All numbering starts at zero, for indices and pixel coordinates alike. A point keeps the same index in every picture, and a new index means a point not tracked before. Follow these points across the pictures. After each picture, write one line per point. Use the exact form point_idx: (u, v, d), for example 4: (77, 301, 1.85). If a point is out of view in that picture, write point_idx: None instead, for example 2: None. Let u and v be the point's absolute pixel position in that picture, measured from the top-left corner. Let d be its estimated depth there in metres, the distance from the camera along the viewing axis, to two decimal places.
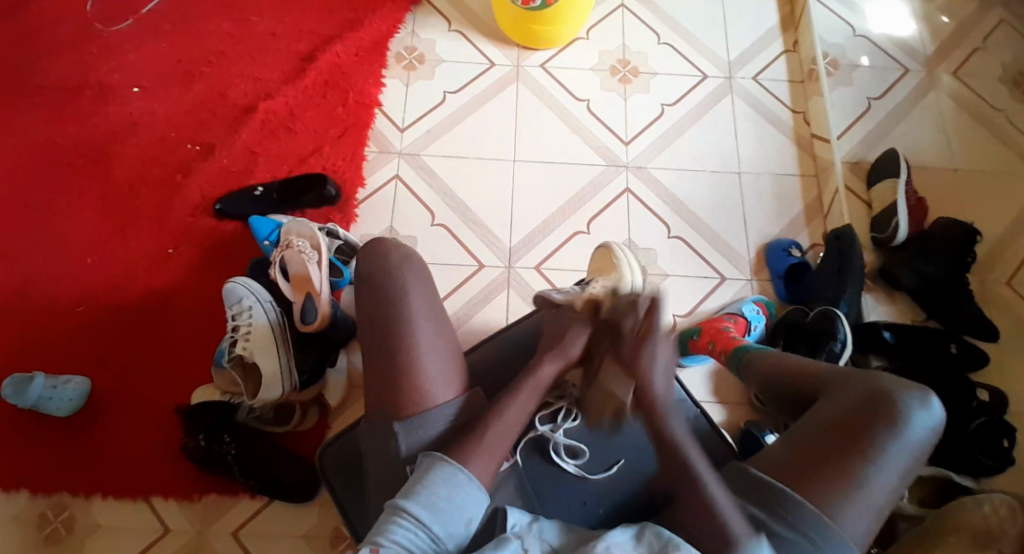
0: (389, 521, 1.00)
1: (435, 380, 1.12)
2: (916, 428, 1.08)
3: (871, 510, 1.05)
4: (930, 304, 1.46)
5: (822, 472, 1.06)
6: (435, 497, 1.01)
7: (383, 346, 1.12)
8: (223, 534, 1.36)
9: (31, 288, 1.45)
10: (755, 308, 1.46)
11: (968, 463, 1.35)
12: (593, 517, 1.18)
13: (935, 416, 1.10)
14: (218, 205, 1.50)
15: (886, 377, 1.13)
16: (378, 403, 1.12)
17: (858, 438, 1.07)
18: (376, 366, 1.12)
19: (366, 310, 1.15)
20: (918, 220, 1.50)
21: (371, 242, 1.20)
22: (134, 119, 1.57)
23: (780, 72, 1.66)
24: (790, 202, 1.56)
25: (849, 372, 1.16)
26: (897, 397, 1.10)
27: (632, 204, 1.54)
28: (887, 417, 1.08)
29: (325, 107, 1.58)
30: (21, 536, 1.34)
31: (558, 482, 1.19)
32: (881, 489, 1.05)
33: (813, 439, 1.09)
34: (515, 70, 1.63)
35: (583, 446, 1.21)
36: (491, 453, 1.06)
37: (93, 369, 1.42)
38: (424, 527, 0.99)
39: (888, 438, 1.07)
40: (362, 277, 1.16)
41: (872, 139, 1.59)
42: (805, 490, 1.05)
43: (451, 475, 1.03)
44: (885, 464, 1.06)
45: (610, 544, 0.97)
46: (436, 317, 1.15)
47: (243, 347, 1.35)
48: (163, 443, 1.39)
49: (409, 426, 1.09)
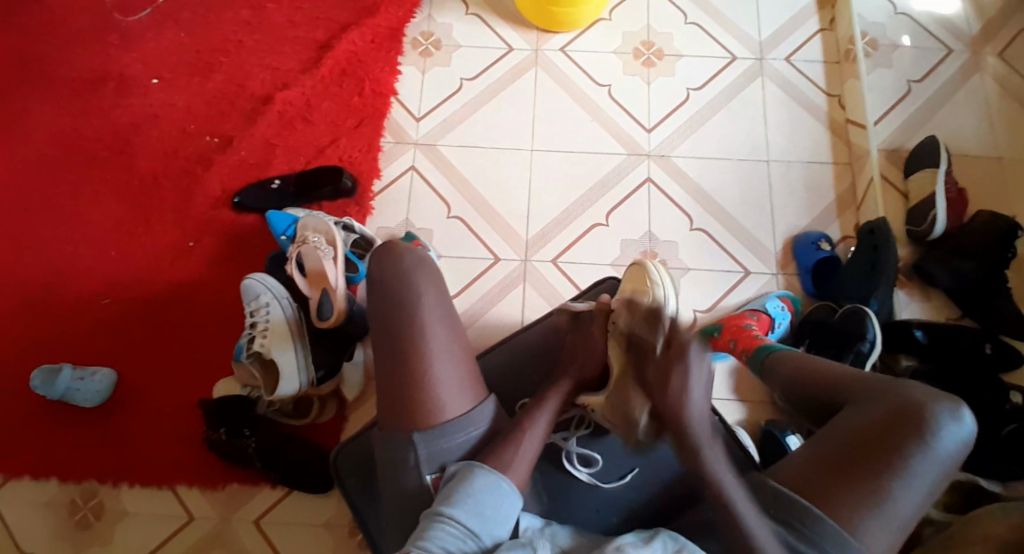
0: (432, 525, 0.97)
1: (448, 385, 1.07)
2: (944, 441, 1.01)
3: (893, 526, 0.98)
4: (966, 300, 1.40)
5: (842, 484, 1.00)
6: (479, 502, 0.99)
7: (398, 350, 1.07)
8: (246, 522, 1.38)
9: (59, 278, 1.48)
10: (779, 304, 1.40)
11: (995, 470, 1.29)
12: (607, 525, 1.16)
13: (966, 429, 1.02)
14: (237, 197, 1.50)
15: (917, 386, 1.05)
16: (392, 407, 1.07)
17: (880, 454, 1.00)
18: (389, 369, 1.07)
19: (379, 314, 1.10)
20: (957, 214, 1.42)
21: (385, 240, 1.14)
22: (155, 111, 1.58)
23: (815, 53, 1.58)
24: (822, 192, 1.49)
25: (875, 381, 1.08)
26: (925, 410, 1.02)
27: (654, 195, 1.49)
28: (917, 431, 1.00)
29: (342, 97, 1.56)
30: (54, 520, 1.38)
31: (567, 492, 1.17)
32: (905, 506, 0.99)
33: (837, 452, 1.02)
34: (534, 54, 1.59)
35: (595, 454, 1.19)
36: (524, 458, 1.05)
37: (118, 361, 1.44)
38: (469, 532, 0.97)
39: (915, 453, 1.00)
40: (373, 280, 1.10)
41: (911, 126, 1.52)
42: (826, 504, 0.99)
43: (491, 481, 1.01)
44: (909, 480, 0.99)
45: (620, 544, 0.95)
46: (451, 323, 1.10)
47: (260, 343, 1.36)
48: (186, 433, 1.41)
49: (431, 436, 1.05)
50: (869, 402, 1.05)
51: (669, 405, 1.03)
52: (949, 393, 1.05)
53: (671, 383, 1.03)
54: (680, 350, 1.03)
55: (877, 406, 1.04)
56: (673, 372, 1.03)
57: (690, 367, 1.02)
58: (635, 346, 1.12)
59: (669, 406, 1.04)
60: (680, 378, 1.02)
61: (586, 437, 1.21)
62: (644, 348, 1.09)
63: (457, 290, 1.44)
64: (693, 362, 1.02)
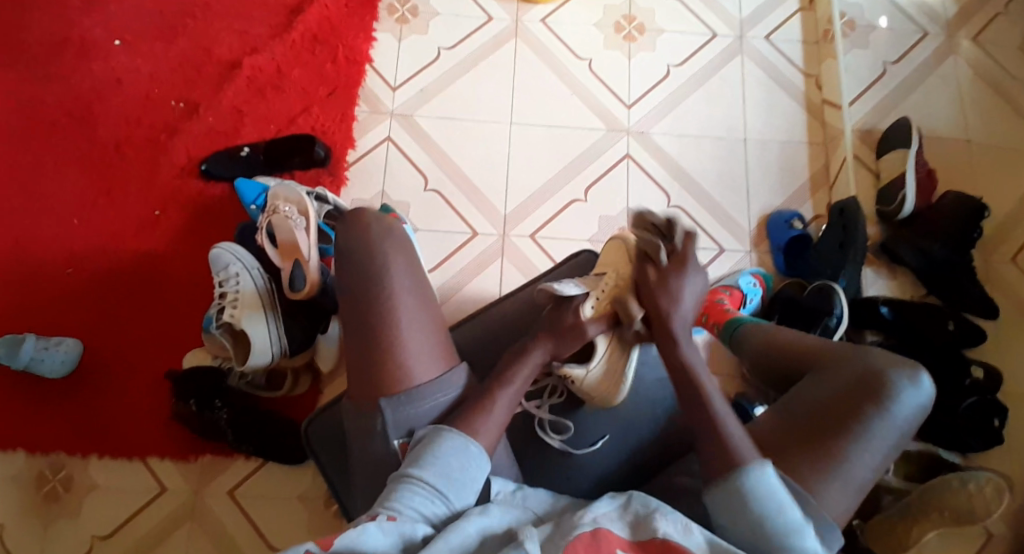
0: (399, 488, 0.94)
1: (419, 356, 1.03)
2: (903, 404, 1.02)
3: (850, 486, 0.99)
4: (930, 280, 1.42)
5: (802, 447, 1.01)
6: (448, 465, 0.96)
7: (364, 318, 1.03)
8: (219, 494, 1.36)
9: (22, 247, 1.43)
10: (751, 281, 1.41)
11: (957, 442, 1.33)
12: (579, 490, 1.13)
13: (924, 393, 1.03)
14: (204, 165, 1.46)
15: (877, 354, 1.07)
16: (359, 375, 1.03)
17: (838, 417, 1.02)
18: (355, 338, 1.04)
19: (346, 285, 1.05)
20: (927, 193, 1.44)
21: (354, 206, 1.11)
22: (119, 75, 1.53)
23: (793, 32, 1.59)
24: (796, 170, 1.51)
25: (838, 350, 1.10)
26: (885, 376, 1.03)
27: (632, 170, 1.49)
28: (874, 396, 1.02)
29: (315, 64, 1.53)
30: (20, 494, 1.35)
31: (544, 462, 1.14)
32: (863, 467, 0.99)
33: (799, 416, 1.04)
34: (514, 25, 1.57)
35: (567, 421, 1.16)
36: (489, 428, 1.00)
37: (83, 332, 1.41)
38: (438, 493, 0.94)
39: (874, 415, 1.01)
40: (342, 251, 1.05)
41: (884, 108, 1.53)
42: (787, 463, 1.00)
43: (461, 446, 0.98)
44: (867, 441, 1.00)
45: (597, 515, 0.93)
46: (421, 292, 1.06)
47: (230, 314, 1.31)
48: (155, 406, 1.39)
49: (397, 402, 1.01)
50: (831, 369, 1.07)
51: (659, 310, 1.08)
52: (909, 360, 1.07)
53: (662, 292, 1.08)
54: (679, 262, 1.08)
55: (839, 374, 1.06)
56: (669, 279, 1.08)
57: (685, 278, 1.08)
58: (640, 254, 1.12)
59: (659, 308, 1.08)
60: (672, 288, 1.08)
61: (559, 405, 1.17)
62: (648, 255, 1.11)
63: (435, 262, 1.43)
64: (688, 277, 1.08)
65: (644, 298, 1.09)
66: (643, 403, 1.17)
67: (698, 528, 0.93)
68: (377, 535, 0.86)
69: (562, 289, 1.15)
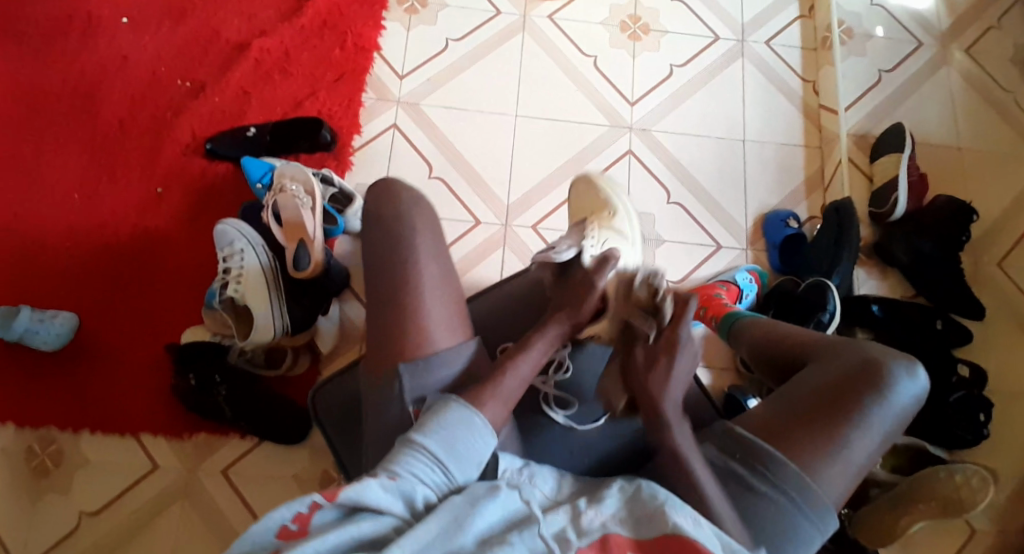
0: (402, 452, 0.94)
1: (438, 324, 1.04)
2: (899, 394, 1.04)
3: (848, 472, 1.01)
4: (920, 281, 1.45)
5: (802, 428, 1.02)
6: (452, 435, 0.95)
7: (386, 285, 1.04)
8: (214, 472, 1.35)
9: (20, 218, 1.43)
10: (748, 276, 1.44)
11: (945, 437, 1.35)
12: (578, 465, 1.14)
13: (920, 385, 1.05)
14: (210, 144, 1.47)
15: (873, 345, 1.08)
16: (375, 341, 1.04)
17: (839, 405, 1.03)
18: (376, 301, 1.05)
19: (371, 251, 1.07)
20: (919, 195, 1.48)
21: (383, 180, 1.12)
22: (123, 51, 1.53)
23: (793, 38, 1.63)
24: (793, 172, 1.54)
25: (837, 342, 1.10)
26: (883, 367, 1.04)
27: (633, 166, 1.52)
28: (873, 386, 1.03)
29: (321, 49, 1.54)
30: (8, 467, 1.33)
31: (549, 434, 1.15)
32: (860, 453, 1.01)
33: (800, 403, 1.05)
34: (521, 20, 1.60)
35: (572, 397, 1.17)
36: (502, 396, 1.00)
37: (80, 306, 1.40)
38: (438, 463, 0.93)
39: (871, 405, 1.03)
40: (370, 216, 1.08)
41: (880, 113, 1.58)
42: (789, 449, 1.02)
43: (466, 418, 0.96)
44: (866, 430, 1.02)
45: (604, 519, 0.93)
46: (443, 264, 1.07)
47: (234, 290, 1.31)
48: (151, 382, 1.38)
49: (415, 369, 1.01)
50: (830, 358, 1.08)
51: (646, 392, 1.03)
52: (905, 352, 1.08)
53: (654, 373, 1.02)
54: (671, 340, 1.02)
55: (838, 363, 1.07)
56: (658, 365, 1.02)
57: (677, 360, 1.02)
58: (629, 330, 1.08)
59: (649, 391, 1.03)
60: (664, 369, 1.02)
61: (566, 381, 1.19)
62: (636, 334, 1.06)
63: None
64: (682, 357, 1.02)
65: (631, 376, 1.05)
66: None
67: (708, 523, 0.94)
68: (379, 493, 0.88)
69: (559, 257, 1.16)
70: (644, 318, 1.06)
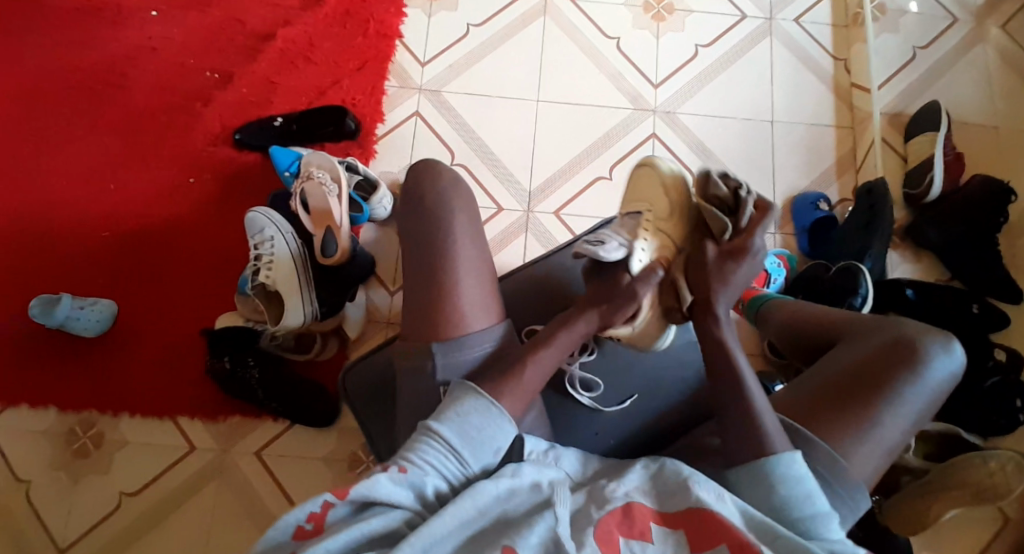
0: (417, 441, 0.95)
1: (473, 306, 1.05)
2: (933, 371, 1.02)
3: (879, 450, 0.99)
4: (955, 264, 1.41)
5: (832, 406, 1.01)
6: (466, 424, 0.96)
7: (423, 265, 1.06)
8: (248, 453, 1.39)
9: (59, 209, 1.48)
10: (776, 261, 1.41)
11: (980, 423, 1.32)
12: (604, 447, 1.15)
13: (955, 361, 1.03)
14: (238, 134, 1.50)
15: (905, 322, 1.07)
16: (412, 320, 1.06)
17: (872, 383, 1.01)
18: (415, 275, 1.06)
19: (407, 233, 1.08)
20: (954, 176, 1.43)
21: (425, 160, 1.13)
22: (153, 43, 1.57)
23: (823, 16, 1.59)
24: (823, 153, 1.51)
25: (869, 319, 1.09)
26: (916, 343, 1.03)
27: (658, 150, 1.51)
28: (906, 362, 1.01)
29: (344, 37, 1.55)
30: (52, 449, 1.39)
31: (569, 416, 1.16)
32: (892, 431, 1.00)
33: (831, 382, 1.03)
34: (543, 3, 1.59)
35: (597, 379, 1.17)
36: (526, 387, 1.01)
37: (117, 294, 1.44)
38: (452, 452, 0.94)
39: (905, 382, 1.01)
40: (408, 195, 1.09)
41: (915, 91, 1.54)
42: (819, 429, 1.00)
43: (482, 407, 0.97)
44: (899, 407, 1.00)
45: (629, 489, 0.94)
46: (477, 245, 1.08)
47: (266, 275, 1.32)
48: (185, 368, 1.42)
49: (449, 348, 1.03)
50: (862, 336, 1.07)
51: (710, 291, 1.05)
52: (939, 329, 1.06)
53: (724, 269, 1.05)
54: (744, 244, 1.06)
55: (870, 341, 1.05)
56: (728, 265, 1.06)
57: (745, 262, 1.06)
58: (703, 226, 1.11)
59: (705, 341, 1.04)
60: (733, 268, 1.05)
61: (589, 362, 1.19)
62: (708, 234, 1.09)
63: None
64: (749, 263, 1.06)
65: (695, 271, 1.07)
66: (670, 364, 1.18)
67: (731, 495, 0.93)
68: (388, 485, 0.89)
69: (605, 255, 1.08)
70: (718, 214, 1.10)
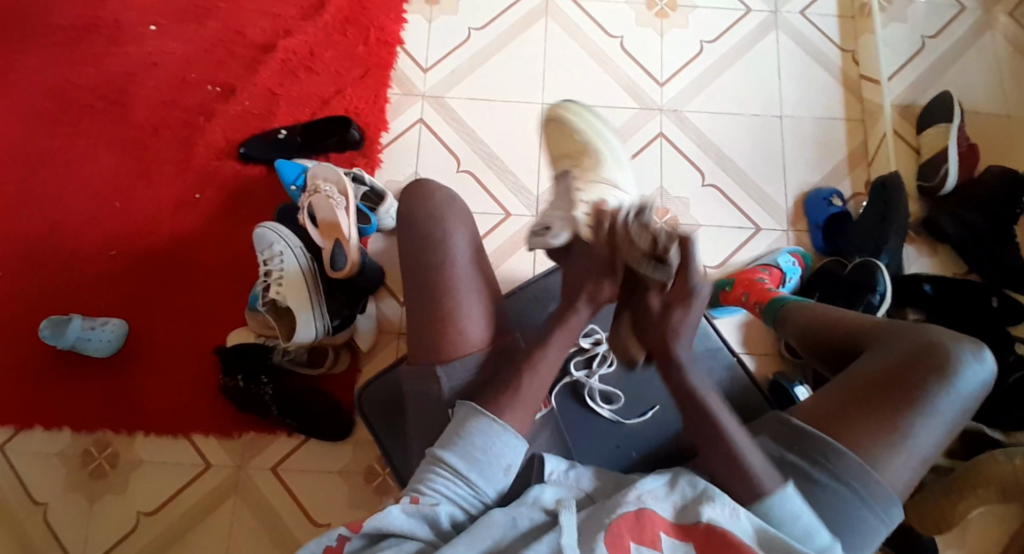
0: (427, 471, 0.96)
1: (477, 321, 1.05)
2: (965, 379, 1.00)
3: (913, 460, 0.98)
4: (970, 256, 1.39)
5: (865, 421, 0.99)
6: (472, 446, 0.95)
7: (422, 285, 1.05)
8: (264, 468, 1.38)
9: (66, 229, 1.47)
10: (791, 260, 1.39)
11: (1005, 417, 1.29)
12: (627, 460, 1.16)
13: (986, 369, 1.01)
14: (242, 148, 1.49)
15: (934, 328, 1.04)
16: (416, 339, 1.05)
17: (903, 393, 0.99)
18: (412, 301, 1.06)
19: (405, 250, 1.08)
20: (969, 166, 1.41)
21: (417, 181, 1.13)
22: (153, 59, 1.55)
23: (829, 7, 1.57)
24: (834, 147, 1.49)
25: (897, 325, 1.07)
26: (948, 351, 1.01)
27: (666, 150, 1.49)
28: (938, 369, 1.00)
29: (346, 46, 1.54)
30: (67, 470, 1.38)
31: (590, 428, 1.18)
32: (925, 440, 0.99)
33: (861, 391, 1.01)
34: (543, 4, 1.57)
35: (617, 391, 1.20)
36: (527, 400, 0.99)
37: (125, 312, 1.44)
38: (462, 477, 0.94)
39: (937, 390, 0.99)
40: (403, 216, 1.09)
41: (925, 81, 1.52)
42: (851, 439, 0.99)
43: (485, 427, 0.96)
44: (931, 416, 0.99)
45: (642, 493, 0.93)
46: (478, 262, 1.09)
47: (275, 291, 1.32)
48: (197, 385, 1.41)
49: (452, 370, 1.03)
50: (890, 342, 1.04)
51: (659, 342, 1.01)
52: (968, 334, 1.04)
53: (670, 322, 1.00)
54: (684, 291, 0.98)
55: (898, 347, 1.03)
56: (672, 313, 0.99)
57: (692, 307, 0.99)
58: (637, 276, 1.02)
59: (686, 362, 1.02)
60: (680, 313, 0.99)
61: (609, 375, 1.22)
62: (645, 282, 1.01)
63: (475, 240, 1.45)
64: (697, 305, 0.99)
65: (644, 323, 1.02)
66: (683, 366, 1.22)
67: (745, 511, 0.92)
68: (400, 518, 0.90)
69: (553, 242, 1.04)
70: (650, 266, 0.97)
